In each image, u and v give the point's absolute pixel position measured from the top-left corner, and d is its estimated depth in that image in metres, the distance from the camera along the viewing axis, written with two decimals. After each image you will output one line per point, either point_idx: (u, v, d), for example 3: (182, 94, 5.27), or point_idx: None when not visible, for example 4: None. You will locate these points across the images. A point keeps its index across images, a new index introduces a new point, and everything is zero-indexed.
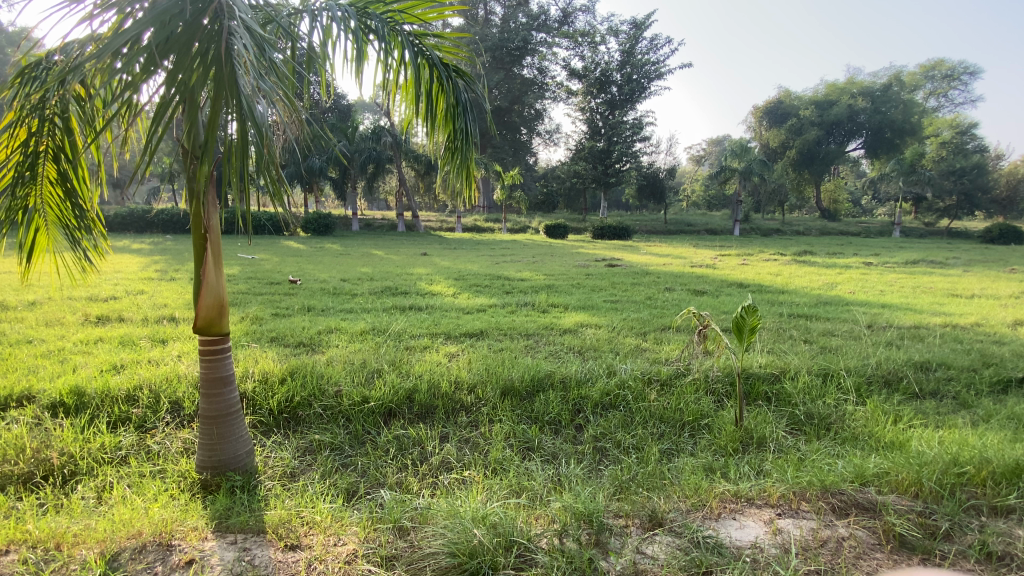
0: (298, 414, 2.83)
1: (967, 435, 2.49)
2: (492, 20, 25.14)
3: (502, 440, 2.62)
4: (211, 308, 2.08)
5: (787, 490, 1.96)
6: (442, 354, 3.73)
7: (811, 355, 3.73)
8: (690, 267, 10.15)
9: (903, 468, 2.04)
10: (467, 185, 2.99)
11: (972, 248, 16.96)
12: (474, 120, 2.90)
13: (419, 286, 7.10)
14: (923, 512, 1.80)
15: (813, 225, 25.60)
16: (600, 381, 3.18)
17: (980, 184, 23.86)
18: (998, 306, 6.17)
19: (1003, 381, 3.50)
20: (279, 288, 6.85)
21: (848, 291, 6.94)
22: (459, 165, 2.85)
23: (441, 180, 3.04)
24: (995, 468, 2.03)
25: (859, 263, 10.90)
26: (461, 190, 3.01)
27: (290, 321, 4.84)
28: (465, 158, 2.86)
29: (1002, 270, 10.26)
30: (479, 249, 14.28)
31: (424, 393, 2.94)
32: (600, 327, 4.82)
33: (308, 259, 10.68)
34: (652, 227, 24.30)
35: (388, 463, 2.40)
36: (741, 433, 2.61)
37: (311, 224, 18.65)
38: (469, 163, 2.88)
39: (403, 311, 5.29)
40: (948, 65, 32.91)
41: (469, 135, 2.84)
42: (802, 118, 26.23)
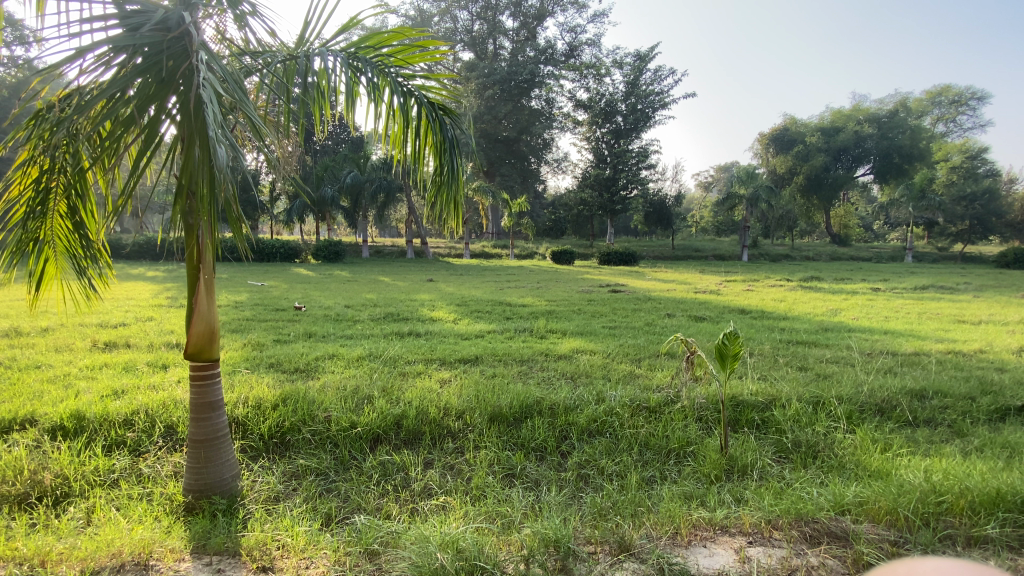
0: (286, 439, 2.89)
1: (954, 464, 2.45)
2: (501, 54, 25.98)
3: (487, 466, 2.64)
4: (202, 335, 2.18)
5: (761, 518, 1.95)
6: (434, 380, 3.77)
7: (803, 382, 3.70)
8: (693, 292, 10.17)
9: (882, 496, 2.02)
10: (453, 216, 3.09)
11: (987, 273, 16.64)
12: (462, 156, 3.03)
13: (421, 312, 7.21)
14: (895, 542, 1.79)
15: (823, 250, 25.42)
16: (588, 408, 3.19)
17: (993, 209, 23.65)
18: (1003, 333, 6.07)
19: (1001, 409, 3.45)
20: (284, 314, 7.00)
21: (851, 318, 6.89)
22: (448, 198, 2.96)
23: (429, 214, 3.15)
24: (974, 497, 2.01)
25: (867, 289, 10.80)
26: (448, 221, 3.12)
27: (290, 347, 4.94)
28: (452, 194, 2.97)
29: (1013, 296, 10.09)
30: (485, 276, 14.45)
31: (412, 419, 2.98)
32: (594, 353, 4.86)
33: (316, 286, 10.92)
34: (659, 253, 24.32)
35: (371, 489, 2.43)
36: (725, 461, 2.60)
37: (322, 252, 19.03)
38: (459, 195, 2.98)
39: (401, 337, 5.37)
40: (955, 91, 33.09)
41: (456, 171, 2.98)
42: (808, 145, 26.36)
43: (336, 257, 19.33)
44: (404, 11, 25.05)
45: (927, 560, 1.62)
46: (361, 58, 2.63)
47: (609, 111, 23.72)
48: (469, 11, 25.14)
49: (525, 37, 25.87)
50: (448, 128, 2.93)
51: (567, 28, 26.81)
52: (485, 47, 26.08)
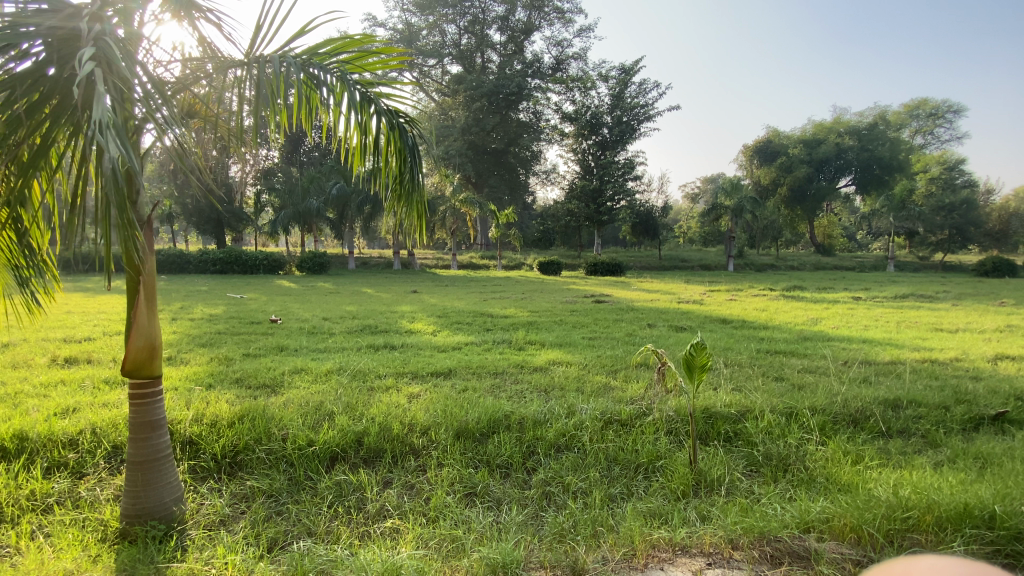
0: (239, 459, 2.76)
1: (924, 477, 2.39)
2: (488, 67, 26.20)
3: (447, 486, 2.52)
4: (142, 350, 2.07)
5: (723, 536, 1.87)
6: (402, 394, 3.63)
7: (778, 393, 3.64)
8: (676, 302, 10.16)
9: (848, 512, 1.95)
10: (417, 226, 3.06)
11: (965, 282, 16.86)
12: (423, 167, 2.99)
13: (400, 324, 7.08)
14: (859, 562, 1.71)
15: (807, 260, 25.68)
16: (558, 422, 3.11)
17: (971, 219, 24.02)
18: (979, 341, 6.10)
19: (975, 418, 3.43)
20: (258, 327, 6.85)
21: (831, 327, 6.90)
22: (409, 208, 2.94)
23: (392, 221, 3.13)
24: (941, 512, 1.94)
25: (848, 298, 10.87)
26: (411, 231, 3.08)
27: (258, 362, 4.79)
28: (413, 202, 2.96)
29: (990, 304, 10.21)
30: (471, 287, 14.34)
31: (374, 436, 2.86)
32: (571, 364, 4.79)
33: (297, 298, 10.76)
34: (646, 264, 24.39)
35: (322, 511, 2.31)
36: (693, 475, 2.53)
37: (306, 263, 18.85)
38: (420, 204, 2.96)
39: (375, 350, 5.24)
40: (932, 104, 33.91)
41: (417, 180, 2.96)
42: (791, 157, 26.73)
43: (320, 269, 19.14)
44: (392, 25, 25.18)
45: (924, 561, 1.52)
46: (317, 65, 2.59)
47: (594, 123, 23.93)
48: (457, 25, 25.31)
49: (513, 51, 26.12)
50: (409, 135, 2.89)
51: (553, 42, 27.13)
52: (473, 60, 26.29)
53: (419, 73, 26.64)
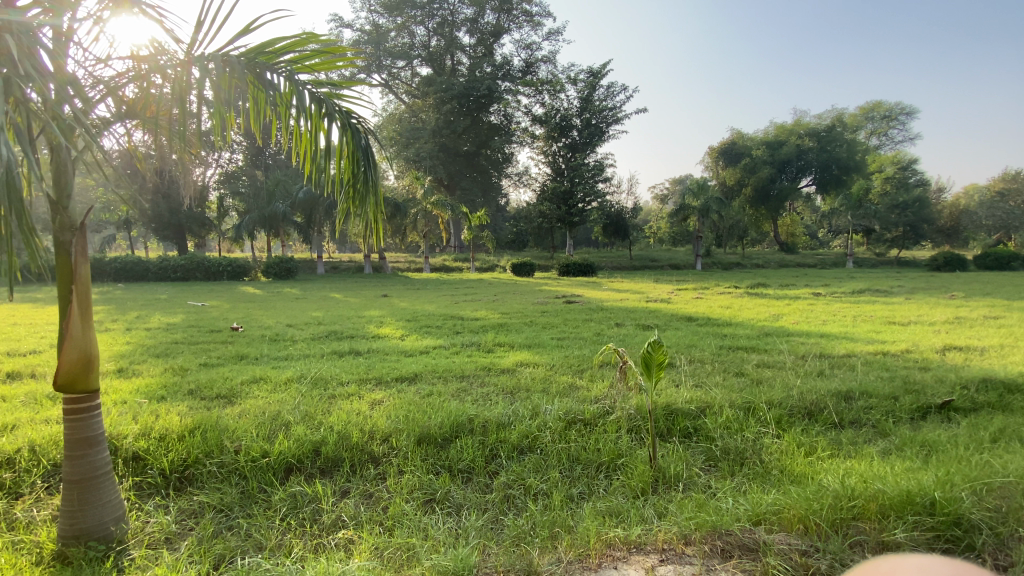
0: (190, 473, 2.66)
1: (871, 466, 2.47)
2: (458, 69, 26.14)
3: (407, 493, 2.46)
4: (75, 363, 1.94)
5: (677, 532, 1.89)
6: (363, 401, 3.54)
7: (738, 388, 3.72)
8: (645, 301, 10.32)
9: (797, 504, 1.99)
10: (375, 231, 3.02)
11: (918, 277, 17.65)
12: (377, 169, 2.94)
13: (367, 329, 6.97)
14: (806, 552, 1.75)
15: (771, 258, 26.47)
16: (521, 424, 3.09)
17: (923, 216, 25.15)
18: (929, 333, 6.38)
19: (922, 407, 3.57)
20: (219, 335, 6.65)
21: (791, 322, 7.12)
22: (363, 210, 2.89)
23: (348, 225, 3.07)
24: (885, 500, 1.99)
25: (809, 294, 11.23)
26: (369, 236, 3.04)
27: (216, 371, 4.64)
28: (367, 204, 2.90)
29: (941, 298, 10.68)
30: (442, 290, 14.25)
31: (332, 445, 2.79)
32: (537, 365, 4.79)
33: (262, 304, 10.50)
34: (617, 264, 24.71)
35: (274, 524, 2.24)
36: (653, 472, 2.56)
37: (272, 268, 18.42)
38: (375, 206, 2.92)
39: (339, 357, 5.12)
40: (886, 107, 35.39)
41: (372, 183, 2.92)
42: (754, 158, 27.53)
43: (287, 274, 18.73)
44: (359, 26, 24.85)
45: (911, 558, 1.44)
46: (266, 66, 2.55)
47: (564, 126, 24.11)
48: (426, 26, 25.14)
49: (482, 53, 26.12)
50: (363, 136, 2.85)
51: (523, 45, 27.25)
52: (443, 62, 26.20)
53: (387, 74, 26.35)
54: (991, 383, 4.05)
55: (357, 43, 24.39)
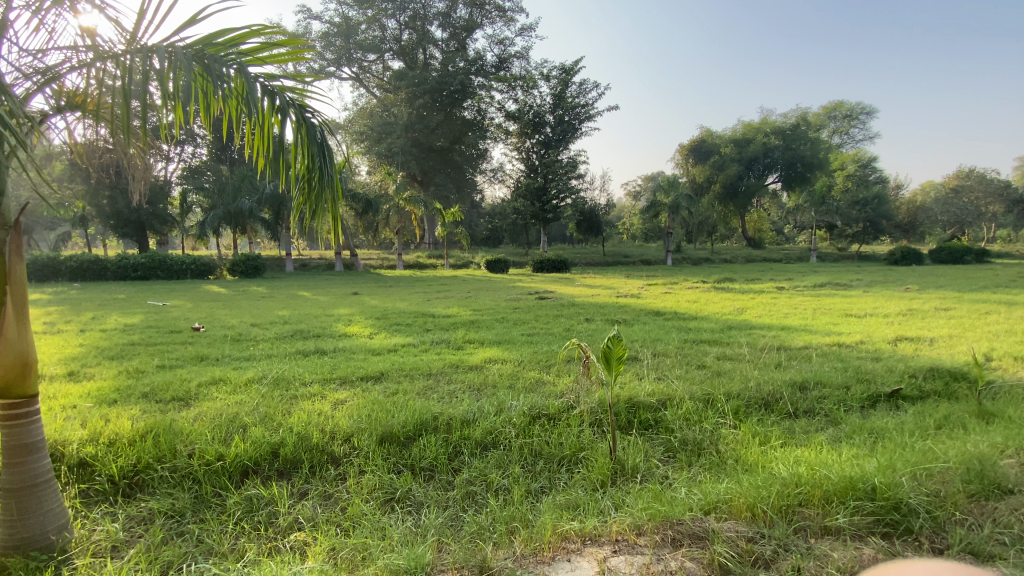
0: (140, 480, 2.58)
1: (820, 453, 2.56)
2: (431, 64, 25.91)
3: (367, 493, 2.44)
4: (11, 369, 1.85)
5: (631, 524, 1.93)
6: (326, 401, 3.49)
7: (698, 381, 3.81)
8: (615, 296, 10.45)
9: (746, 492, 2.05)
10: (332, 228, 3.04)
11: (876, 271, 18.42)
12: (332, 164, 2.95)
13: (335, 327, 6.85)
14: (753, 538, 1.79)
15: (739, 253, 27.17)
16: (485, 419, 3.10)
17: (882, 212, 26.19)
18: (883, 324, 6.66)
19: (872, 396, 3.72)
20: (179, 336, 6.44)
21: (755, 316, 7.33)
22: (320, 205, 2.89)
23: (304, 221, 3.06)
24: (829, 487, 2.06)
25: (773, 288, 11.57)
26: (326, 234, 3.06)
27: (173, 373, 4.49)
28: (323, 200, 2.91)
29: (895, 290, 11.16)
30: (414, 287, 14.15)
31: (291, 446, 2.75)
32: (506, 362, 4.79)
33: (227, 303, 10.21)
34: (591, 260, 24.95)
35: (227, 529, 2.19)
36: (612, 463, 2.61)
37: (238, 266, 17.96)
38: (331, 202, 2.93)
39: (304, 356, 5.02)
40: (847, 107, 36.65)
41: (328, 179, 2.92)
42: (723, 156, 28.18)
43: (255, 272, 18.29)
44: (329, 18, 24.32)
45: None
46: (214, 58, 2.51)
47: (537, 122, 24.16)
48: (397, 19, 24.71)
49: (455, 48, 25.95)
50: (318, 130, 2.86)
51: (496, 40, 27.17)
52: (415, 56, 25.93)
53: (358, 67, 25.86)
54: (938, 372, 4.25)
55: (326, 35, 23.82)
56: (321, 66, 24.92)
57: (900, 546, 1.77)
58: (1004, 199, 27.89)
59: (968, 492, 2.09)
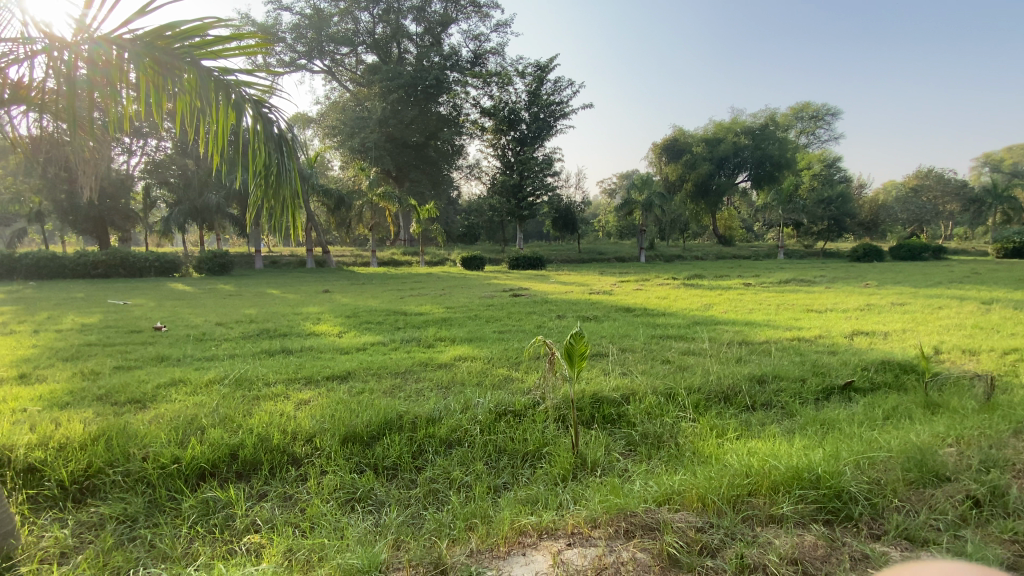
0: (92, 484, 2.50)
1: (773, 445, 2.65)
2: (405, 58, 25.62)
3: (328, 493, 2.41)
4: None
5: (587, 517, 1.97)
6: (290, 401, 3.44)
7: (662, 375, 3.91)
8: (588, 293, 10.58)
9: (698, 484, 2.12)
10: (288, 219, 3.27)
11: (839, 268, 19.05)
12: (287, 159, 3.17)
13: (303, 326, 6.74)
14: (701, 528, 1.85)
15: (709, 250, 27.74)
16: (451, 417, 3.10)
17: (845, 211, 27.09)
18: (841, 319, 6.92)
19: (826, 388, 3.87)
20: (139, 336, 6.23)
21: (721, 311, 7.52)
22: (276, 198, 3.12)
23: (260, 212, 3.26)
24: (777, 477, 2.15)
25: (740, 284, 11.88)
26: (282, 224, 3.27)
27: (131, 375, 4.35)
28: (280, 193, 3.15)
29: (856, 286, 11.58)
30: (387, 284, 14.00)
31: (250, 448, 2.71)
32: (475, 359, 4.80)
33: (191, 302, 9.92)
34: (566, 257, 25.12)
35: (181, 533, 2.15)
36: (574, 459, 2.65)
37: (205, 263, 17.48)
38: (288, 195, 3.17)
39: (269, 356, 4.93)
40: (813, 108, 37.73)
41: (283, 173, 3.14)
42: (695, 154, 28.72)
43: (222, 269, 17.83)
44: (299, 9, 23.75)
45: None
46: (161, 50, 2.64)
47: (512, 119, 24.17)
48: (370, 12, 24.32)
49: (429, 43, 25.73)
50: (274, 125, 3.08)
51: (471, 36, 27.02)
52: (389, 50, 25.61)
53: (330, 60, 25.40)
54: (889, 364, 4.45)
55: (297, 27, 23.29)
56: (292, 59, 24.38)
57: (840, 532, 1.85)
58: (960, 198, 29.16)
59: (907, 480, 2.19)
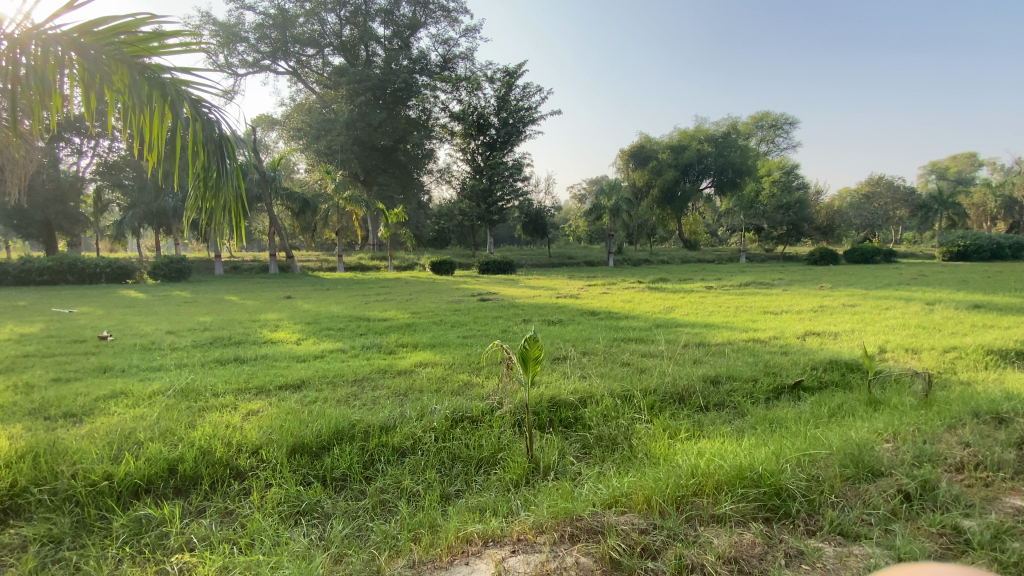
0: (17, 504, 2.33)
1: (723, 445, 2.70)
2: (374, 61, 25.41)
3: (271, 507, 2.33)
4: None
5: (536, 522, 1.96)
6: (238, 412, 3.31)
7: (620, 378, 3.95)
8: (555, 297, 10.62)
9: (645, 486, 2.14)
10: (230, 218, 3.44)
11: (798, 271, 19.71)
12: (226, 159, 3.33)
13: (260, 333, 6.53)
14: (644, 530, 1.86)
15: (676, 255, 28.33)
16: (406, 425, 3.04)
17: (803, 216, 28.05)
18: (796, 320, 7.17)
19: (777, 388, 3.98)
20: (82, 346, 5.91)
21: (682, 314, 7.69)
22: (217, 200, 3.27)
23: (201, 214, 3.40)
24: (721, 477, 2.18)
25: (702, 288, 12.18)
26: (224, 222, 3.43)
27: (70, 387, 4.12)
28: (220, 196, 3.29)
29: (812, 289, 12.01)
30: (353, 290, 13.73)
31: (190, 463, 2.60)
32: (436, 365, 4.74)
33: (144, 310, 9.49)
34: (536, 261, 25.20)
35: (110, 554, 2.04)
36: (528, 464, 2.64)
37: (161, 269, 16.83)
38: (230, 198, 3.32)
39: (221, 365, 4.76)
40: (772, 117, 39.11)
41: (225, 173, 3.30)
42: (661, 161, 29.39)
43: (179, 275, 17.18)
44: (263, 9, 23.19)
45: None
46: (91, 46, 2.77)
47: (481, 124, 24.23)
48: (337, 14, 23.93)
49: (398, 46, 25.57)
50: (215, 126, 3.22)
51: (440, 40, 26.97)
52: (357, 52, 25.33)
53: (295, 62, 24.80)
54: (837, 363, 4.61)
55: (260, 26, 22.60)
56: (256, 59, 23.69)
57: (778, 529, 1.90)
58: (908, 205, 30.71)
59: (845, 477, 2.27)
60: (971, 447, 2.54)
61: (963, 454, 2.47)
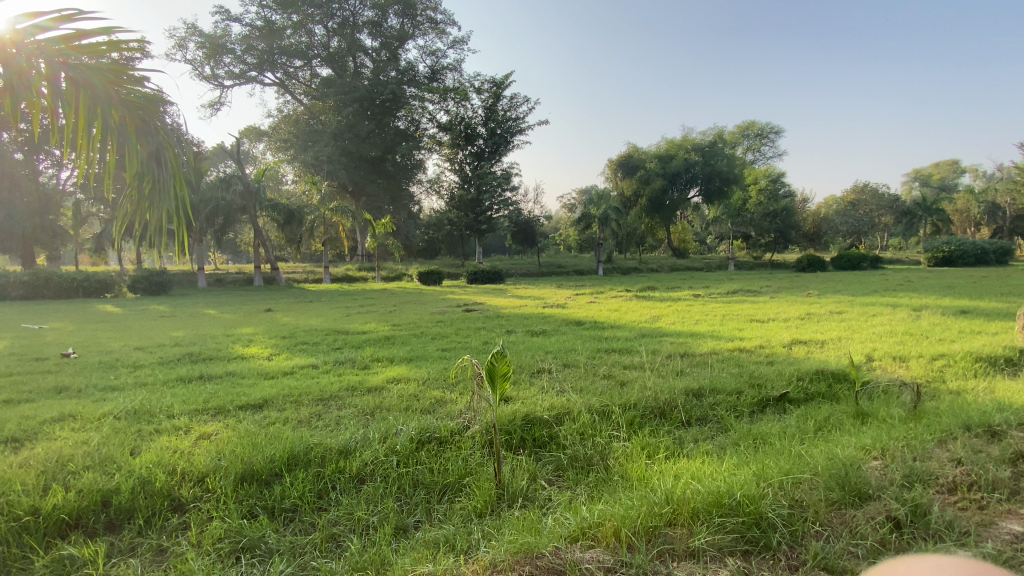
0: None
1: (701, 466, 2.53)
2: (362, 72, 25.29)
3: (208, 545, 2.12)
4: None
5: (496, 559, 1.79)
6: (190, 436, 3.10)
7: (599, 392, 3.79)
8: (541, 307, 10.46)
9: (617, 514, 1.97)
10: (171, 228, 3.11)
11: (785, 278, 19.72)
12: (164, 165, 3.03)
13: (233, 349, 6.29)
14: (611, 569, 1.70)
15: (664, 263, 28.36)
16: (368, 448, 2.85)
17: (790, 224, 28.18)
18: (784, 329, 7.05)
19: (762, 400, 3.83)
20: (43, 365, 5.63)
21: (669, 323, 7.54)
22: (154, 209, 2.96)
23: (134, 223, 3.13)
24: (698, 503, 2.02)
25: (690, 296, 12.07)
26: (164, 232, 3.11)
27: (17, 409, 3.86)
28: (156, 205, 2.98)
29: (799, 296, 11.96)
30: (338, 301, 13.49)
31: (127, 494, 2.39)
32: (410, 381, 4.52)
33: (118, 324, 9.18)
34: (525, 271, 25.05)
35: None
36: (496, 489, 2.46)
37: (141, 283, 16.50)
38: (166, 206, 3.00)
39: (183, 383, 4.52)
40: (758, 125, 39.51)
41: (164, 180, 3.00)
42: (648, 170, 29.51)
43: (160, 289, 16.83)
44: (249, 20, 23.02)
45: None
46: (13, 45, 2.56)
47: (469, 134, 24.15)
48: (324, 26, 23.88)
49: (386, 57, 25.32)
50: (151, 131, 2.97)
51: (428, 52, 27.06)
52: (345, 64, 25.05)
53: (282, 73, 24.58)
54: (823, 374, 4.47)
55: (246, 38, 22.52)
56: (242, 71, 23.54)
57: (756, 565, 1.73)
58: (893, 211, 30.89)
59: (831, 500, 2.11)
60: (964, 466, 2.39)
61: (955, 473, 2.32)
